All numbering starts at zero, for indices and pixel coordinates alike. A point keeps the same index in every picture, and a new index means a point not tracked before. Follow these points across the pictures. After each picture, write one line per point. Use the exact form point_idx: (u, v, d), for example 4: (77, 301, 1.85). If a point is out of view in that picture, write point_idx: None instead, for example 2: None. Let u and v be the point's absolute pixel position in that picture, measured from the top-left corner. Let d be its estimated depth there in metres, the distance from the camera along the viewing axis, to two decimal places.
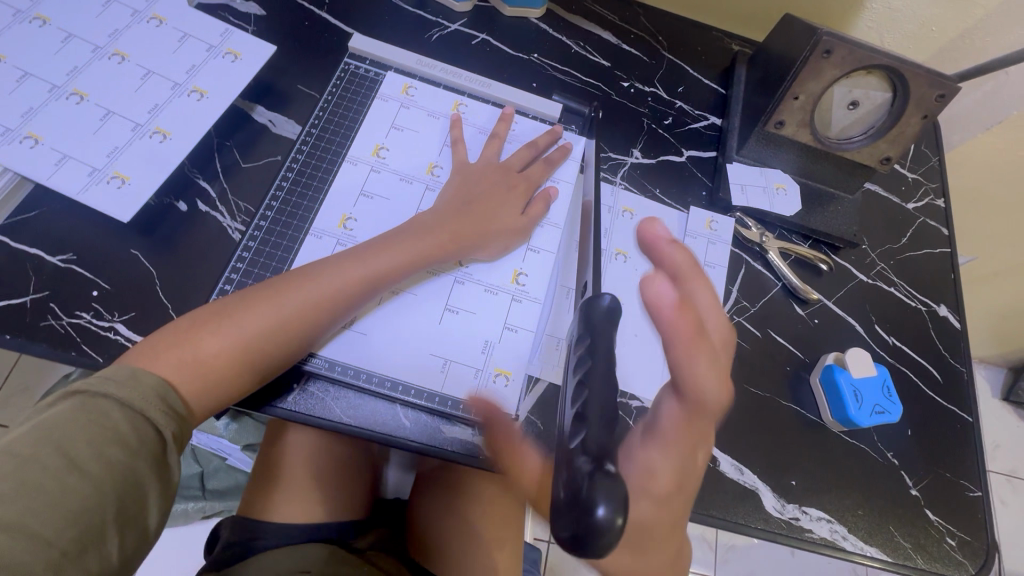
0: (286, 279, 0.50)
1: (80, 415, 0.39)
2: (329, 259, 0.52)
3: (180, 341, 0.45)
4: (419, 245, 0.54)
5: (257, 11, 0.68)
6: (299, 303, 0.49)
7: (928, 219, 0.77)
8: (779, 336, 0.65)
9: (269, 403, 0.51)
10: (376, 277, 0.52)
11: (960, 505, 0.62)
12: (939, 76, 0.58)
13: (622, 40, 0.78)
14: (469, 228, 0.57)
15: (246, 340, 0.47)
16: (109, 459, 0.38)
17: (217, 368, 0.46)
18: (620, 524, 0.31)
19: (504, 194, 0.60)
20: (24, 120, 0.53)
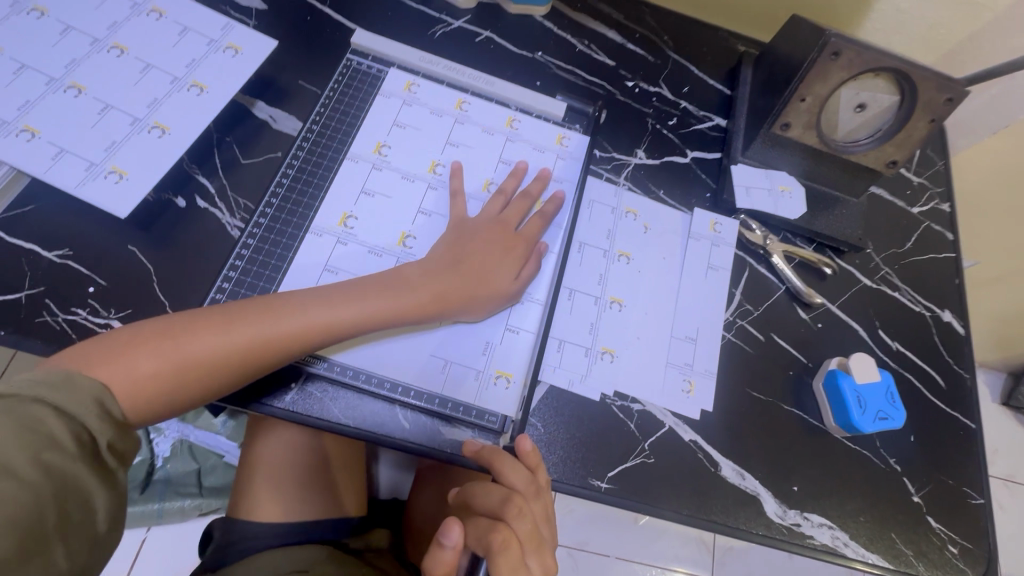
0: (259, 304, 0.48)
1: (10, 421, 0.37)
2: (307, 293, 0.50)
3: (131, 348, 0.44)
4: (399, 299, 0.51)
5: (259, 5, 0.67)
6: (261, 334, 0.47)
7: (933, 223, 0.76)
8: (783, 340, 0.65)
9: (263, 401, 0.51)
10: (346, 322, 0.49)
11: (962, 512, 0.61)
12: (948, 80, 0.58)
13: (627, 39, 0.78)
14: (457, 289, 0.53)
15: (199, 359, 0.45)
16: (44, 465, 0.37)
17: (162, 382, 0.44)
18: None
19: (499, 256, 0.56)
20: (20, 113, 0.52)
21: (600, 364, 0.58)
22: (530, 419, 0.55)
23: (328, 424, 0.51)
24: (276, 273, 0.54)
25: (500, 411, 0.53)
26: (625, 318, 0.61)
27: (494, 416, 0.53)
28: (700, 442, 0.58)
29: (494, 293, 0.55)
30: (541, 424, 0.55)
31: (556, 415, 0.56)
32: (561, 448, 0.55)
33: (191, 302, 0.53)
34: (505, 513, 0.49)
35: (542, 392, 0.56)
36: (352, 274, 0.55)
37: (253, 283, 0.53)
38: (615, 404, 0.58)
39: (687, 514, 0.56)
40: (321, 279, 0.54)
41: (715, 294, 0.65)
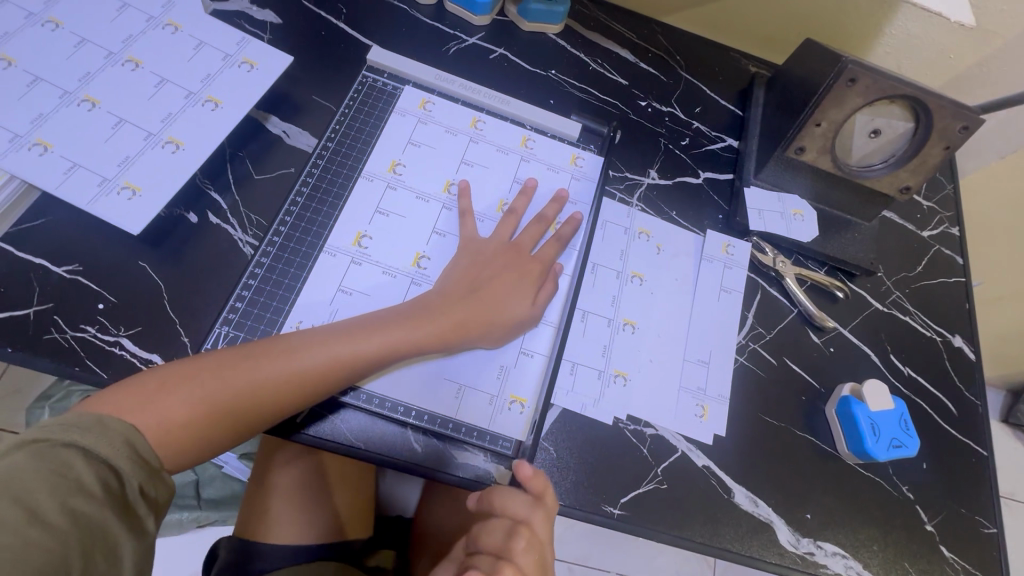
0: (276, 343, 0.48)
1: (41, 466, 0.37)
2: (324, 330, 0.49)
3: (153, 394, 0.44)
4: (414, 333, 0.50)
5: (273, 19, 0.67)
6: (279, 376, 0.46)
7: (943, 247, 0.76)
8: (795, 364, 0.65)
9: (291, 430, 0.50)
10: (364, 352, 0.49)
11: (975, 541, 0.61)
12: (963, 107, 0.58)
13: (639, 59, 0.78)
14: (471, 321, 0.53)
15: (223, 403, 0.45)
16: (74, 511, 0.37)
17: (187, 427, 0.44)
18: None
19: (515, 278, 0.56)
20: (33, 127, 0.51)
21: (614, 388, 0.58)
22: (543, 444, 0.55)
23: (349, 451, 0.51)
24: (290, 294, 0.53)
25: (513, 436, 0.52)
26: (638, 340, 0.61)
27: (508, 441, 0.52)
28: (713, 469, 0.58)
29: (507, 323, 0.54)
30: (554, 449, 0.55)
31: (570, 439, 0.55)
32: (573, 473, 0.54)
33: (202, 322, 0.52)
34: (511, 547, 0.48)
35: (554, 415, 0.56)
36: (366, 295, 0.54)
37: (266, 302, 0.53)
38: (627, 428, 0.57)
39: (700, 543, 0.55)
40: (334, 300, 0.54)
41: (729, 318, 0.64)
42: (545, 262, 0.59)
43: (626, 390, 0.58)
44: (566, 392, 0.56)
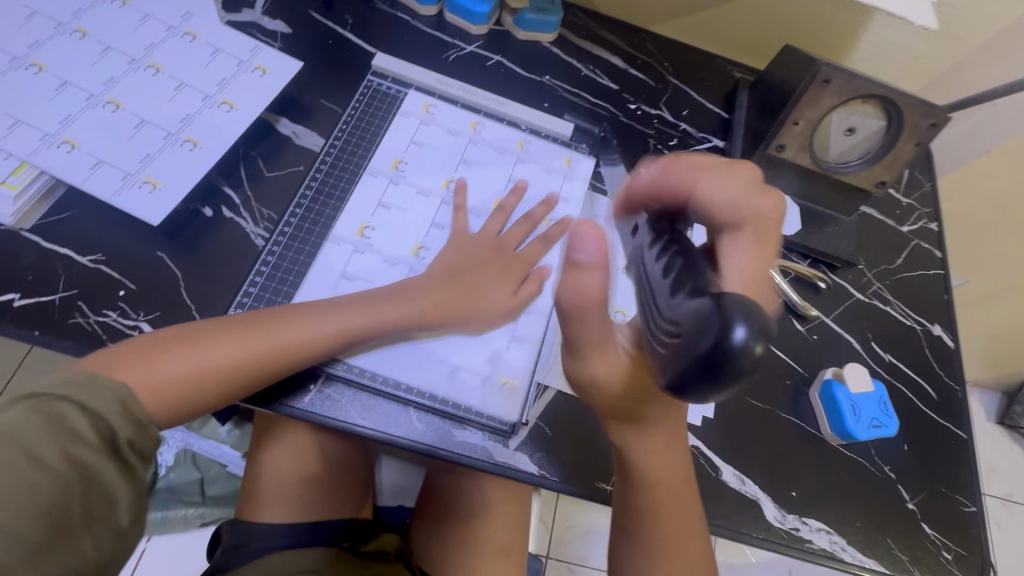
0: (266, 317, 0.51)
1: (37, 416, 0.38)
2: (310, 306, 0.53)
3: (146, 359, 0.46)
4: (396, 309, 0.54)
5: (284, 29, 0.71)
6: (269, 344, 0.50)
7: (922, 241, 0.79)
8: (780, 350, 0.68)
9: (281, 401, 0.53)
10: (348, 328, 0.52)
11: (955, 519, 0.63)
12: (931, 106, 0.61)
13: (629, 65, 0.82)
14: (455, 303, 0.57)
15: (214, 368, 0.48)
16: (73, 457, 0.38)
17: (179, 387, 0.47)
18: (758, 349, 0.26)
19: (499, 269, 0.60)
20: (61, 126, 0.55)
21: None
22: (538, 421, 0.57)
23: (348, 425, 0.53)
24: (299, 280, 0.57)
25: (510, 414, 0.55)
26: None
27: (503, 418, 0.55)
28: (701, 448, 0.60)
29: (497, 308, 0.59)
30: (549, 428, 0.57)
31: (564, 420, 0.58)
32: (567, 450, 0.57)
33: (216, 306, 0.56)
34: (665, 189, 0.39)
35: (550, 397, 0.58)
36: (372, 281, 0.58)
37: (276, 289, 0.56)
38: None
39: None
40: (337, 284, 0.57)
41: None
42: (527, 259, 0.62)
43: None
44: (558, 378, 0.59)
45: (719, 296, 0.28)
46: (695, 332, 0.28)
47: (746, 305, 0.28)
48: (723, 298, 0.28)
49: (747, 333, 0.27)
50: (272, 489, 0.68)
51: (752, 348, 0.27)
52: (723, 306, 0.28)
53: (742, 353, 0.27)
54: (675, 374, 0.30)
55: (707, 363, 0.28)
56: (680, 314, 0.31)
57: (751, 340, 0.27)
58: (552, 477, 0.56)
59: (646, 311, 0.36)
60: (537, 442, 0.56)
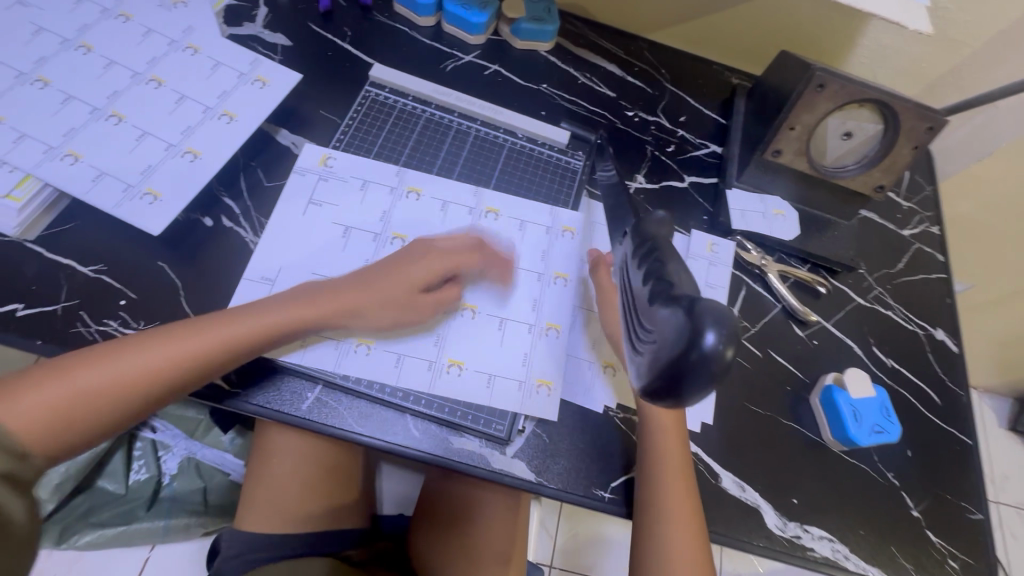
0: (126, 340, 0.49)
1: None
2: (174, 324, 0.50)
3: (10, 391, 0.44)
4: (294, 314, 0.52)
5: (284, 42, 0.73)
6: (133, 367, 0.47)
7: (923, 245, 0.79)
8: (780, 356, 0.67)
9: (240, 398, 0.53)
10: (260, 334, 0.51)
11: (961, 527, 0.62)
12: (928, 109, 0.61)
13: (626, 72, 0.83)
14: (371, 301, 0.55)
15: (82, 397, 0.46)
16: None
17: (54, 417, 0.45)
18: (726, 354, 0.34)
19: (425, 262, 0.58)
20: (65, 139, 0.56)
21: (545, 340, 0.60)
22: (535, 429, 0.57)
23: (341, 432, 0.53)
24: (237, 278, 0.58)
25: (508, 421, 0.56)
26: None
27: (500, 424, 0.56)
28: (700, 455, 0.60)
29: (431, 298, 0.57)
30: (548, 435, 0.57)
31: (563, 428, 0.57)
32: (567, 456, 0.56)
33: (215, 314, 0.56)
34: None
35: None
36: None
37: None
38: (617, 416, 0.59)
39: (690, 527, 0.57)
40: (276, 277, 0.58)
41: None
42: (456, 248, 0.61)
43: (551, 397, 0.57)
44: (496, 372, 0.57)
45: (692, 306, 0.35)
46: (673, 343, 0.36)
47: (716, 312, 0.34)
48: (695, 307, 0.35)
49: (716, 338, 0.34)
50: (261, 496, 0.67)
51: (722, 351, 0.34)
52: (695, 316, 0.35)
53: (713, 355, 0.34)
54: (654, 372, 0.38)
55: (683, 369, 0.35)
56: (659, 319, 0.38)
57: (721, 345, 0.34)
58: (550, 484, 0.55)
59: (626, 314, 0.44)
60: (535, 449, 0.56)
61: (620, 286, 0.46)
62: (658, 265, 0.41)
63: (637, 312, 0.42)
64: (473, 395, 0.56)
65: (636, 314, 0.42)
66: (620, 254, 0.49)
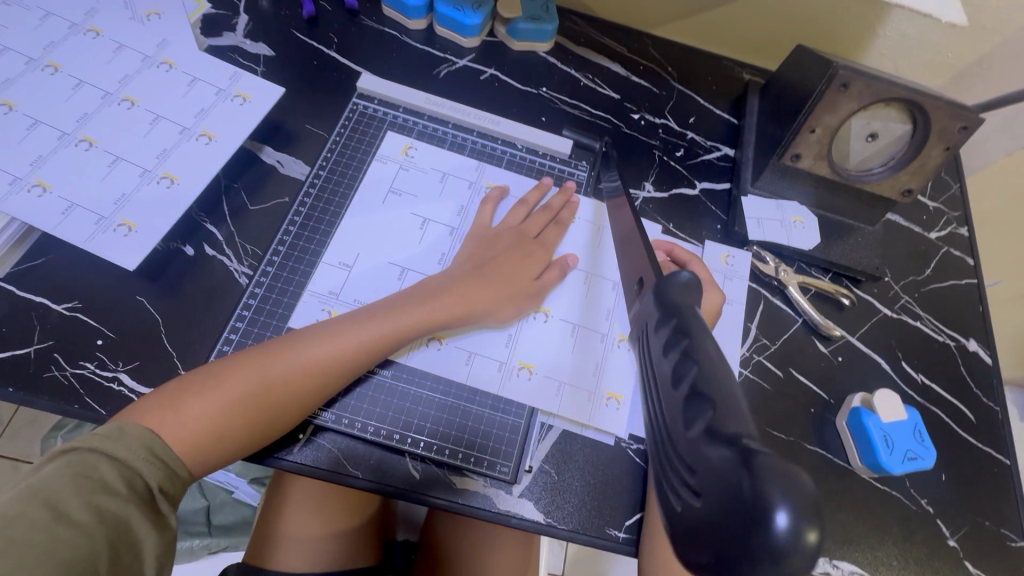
0: (272, 347, 0.48)
1: (72, 472, 0.39)
2: (315, 327, 0.50)
3: (171, 404, 0.44)
4: (420, 314, 0.51)
5: (266, 52, 0.68)
6: (285, 373, 0.47)
7: (952, 248, 0.74)
8: (802, 375, 0.63)
9: (276, 455, 0.50)
10: (394, 335, 0.50)
11: (1001, 555, 0.58)
12: (962, 107, 0.56)
13: (631, 72, 0.78)
14: (481, 295, 0.54)
15: (232, 407, 0.45)
16: (100, 507, 0.38)
17: (207, 431, 0.44)
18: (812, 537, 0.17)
19: (521, 261, 0.58)
20: (32, 168, 0.52)
21: (617, 352, 0.57)
22: (541, 466, 0.53)
23: (338, 474, 0.50)
24: (315, 258, 0.57)
25: (513, 462, 0.52)
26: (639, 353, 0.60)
27: (504, 466, 0.52)
28: None
29: (530, 291, 0.57)
30: (555, 472, 0.53)
31: (572, 464, 0.53)
32: (575, 493, 0.52)
33: (197, 352, 0.52)
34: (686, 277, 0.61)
35: (553, 439, 0.54)
36: None
37: (262, 330, 0.53)
38: (631, 448, 0.54)
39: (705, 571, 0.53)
40: (354, 263, 0.57)
41: (731, 331, 0.63)
42: (548, 246, 0.60)
43: (620, 413, 0.55)
44: (569, 379, 0.55)
45: (749, 454, 0.18)
46: (720, 515, 0.18)
47: (782, 470, 0.18)
48: (755, 457, 0.18)
49: (795, 519, 0.17)
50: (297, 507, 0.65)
51: (803, 539, 0.17)
52: (757, 474, 0.18)
53: (792, 549, 0.17)
54: (693, 548, 0.19)
55: (744, 555, 0.18)
56: (698, 455, 0.20)
57: (801, 528, 0.17)
58: (559, 525, 0.51)
59: (658, 447, 0.23)
60: (541, 488, 0.52)
61: (639, 370, 0.27)
62: (685, 345, 0.24)
63: (668, 429, 0.22)
64: (542, 401, 0.54)
65: (673, 447, 0.22)
66: (635, 317, 0.31)
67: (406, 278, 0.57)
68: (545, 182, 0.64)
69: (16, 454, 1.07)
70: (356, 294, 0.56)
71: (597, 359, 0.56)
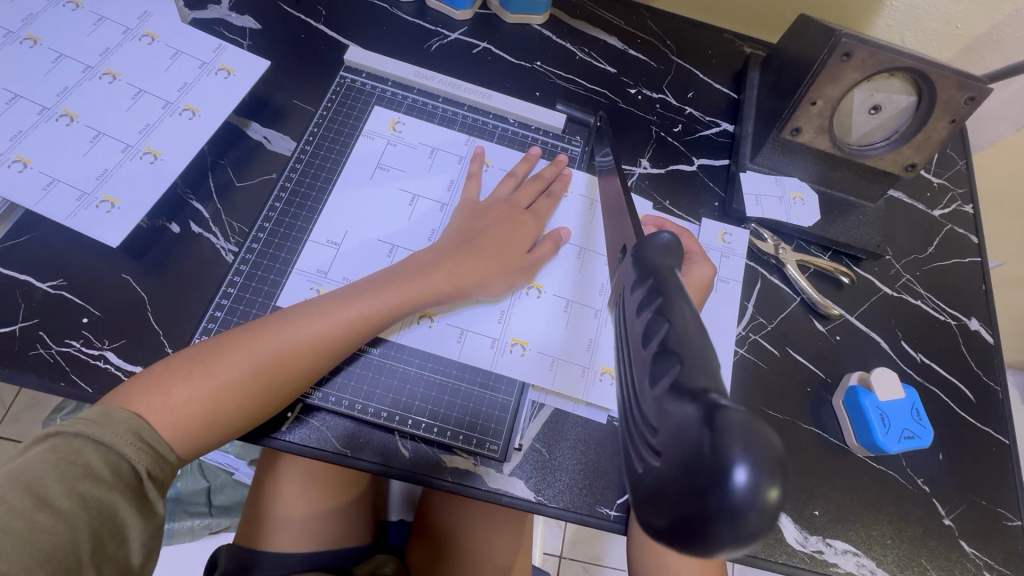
0: (259, 326, 0.47)
1: (55, 459, 0.37)
2: (304, 306, 0.49)
3: (159, 387, 0.43)
4: (410, 291, 0.50)
5: (253, 25, 0.66)
6: (275, 354, 0.46)
7: (956, 226, 0.72)
8: (799, 354, 0.62)
9: (270, 435, 0.49)
10: (383, 311, 0.49)
11: (998, 535, 0.57)
12: (970, 77, 0.55)
13: (628, 45, 0.75)
14: (470, 270, 0.53)
15: (223, 390, 0.44)
16: (81, 494, 0.37)
17: (197, 413, 0.44)
18: (769, 488, 0.17)
19: (511, 234, 0.57)
20: (12, 143, 0.51)
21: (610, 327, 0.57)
22: (533, 445, 0.52)
23: (327, 454, 0.50)
24: (303, 235, 0.56)
25: (503, 440, 0.51)
26: None
27: (494, 444, 0.51)
28: None
29: (522, 265, 0.56)
30: (547, 450, 0.52)
31: (564, 442, 0.53)
32: (567, 473, 0.52)
33: (183, 330, 0.52)
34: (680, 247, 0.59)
35: (545, 417, 0.53)
36: None
37: (248, 308, 0.53)
38: None
39: None
40: (342, 241, 0.56)
41: (727, 309, 0.62)
42: (540, 218, 0.59)
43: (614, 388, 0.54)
44: (562, 355, 0.54)
45: (713, 409, 0.18)
46: (680, 469, 0.18)
47: (748, 424, 0.17)
48: (719, 413, 0.17)
49: (756, 474, 0.17)
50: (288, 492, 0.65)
51: (763, 493, 0.17)
52: (719, 429, 0.17)
53: (747, 498, 0.17)
54: (653, 512, 0.19)
55: (703, 512, 0.17)
56: (662, 411, 0.19)
57: (761, 481, 0.17)
58: (550, 503, 0.51)
59: (624, 406, 0.22)
60: (534, 467, 0.51)
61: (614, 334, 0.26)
62: (658, 303, 0.23)
63: (635, 389, 0.22)
64: (533, 378, 0.53)
65: (640, 408, 0.21)
66: (615, 282, 0.29)
67: (396, 255, 0.56)
68: (533, 153, 0.63)
69: (16, 436, 1.07)
70: (343, 271, 0.55)
71: (590, 334, 0.56)
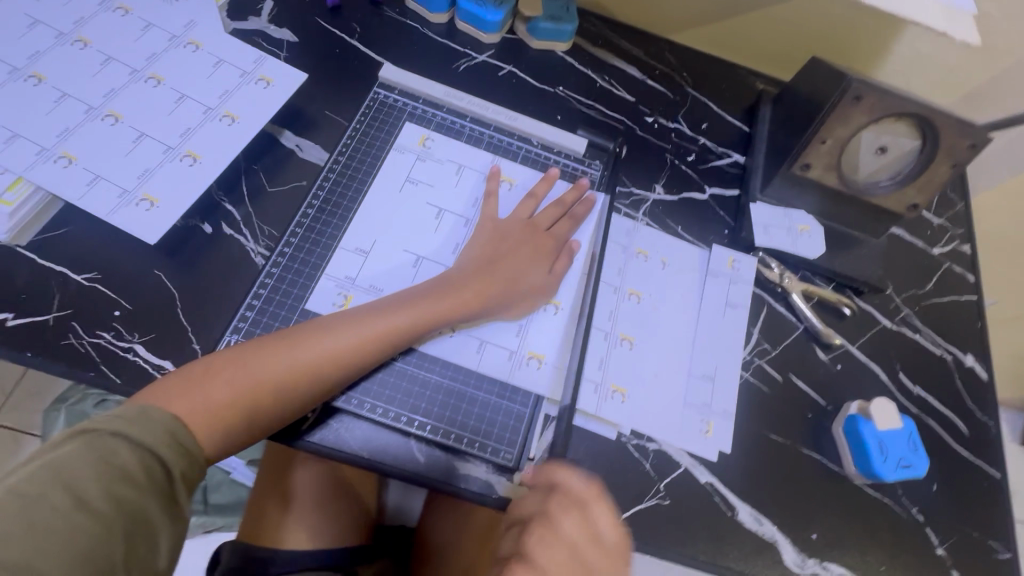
0: (292, 331, 0.49)
1: (94, 458, 0.39)
2: (337, 315, 0.51)
3: (195, 387, 0.45)
4: (437, 305, 0.53)
5: (290, 38, 0.69)
6: (309, 362, 0.48)
7: (954, 264, 0.75)
8: (801, 380, 0.64)
9: (293, 435, 0.51)
10: (412, 324, 0.51)
11: (989, 566, 0.59)
12: (971, 125, 0.57)
13: (646, 76, 0.79)
14: (494, 287, 0.56)
15: (262, 394, 0.46)
16: (117, 497, 0.38)
17: (230, 413, 0.45)
18: None
19: (531, 252, 0.59)
20: (59, 140, 0.53)
21: (619, 350, 0.60)
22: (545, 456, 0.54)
23: (347, 457, 0.51)
24: (333, 242, 0.58)
25: (517, 451, 0.53)
26: (645, 352, 0.60)
27: (508, 453, 0.53)
28: (717, 485, 0.57)
29: (541, 284, 0.58)
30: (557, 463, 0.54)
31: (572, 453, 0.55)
32: None
33: (213, 327, 0.54)
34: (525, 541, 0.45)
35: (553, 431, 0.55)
36: None
37: (276, 310, 0.54)
38: (630, 443, 0.57)
39: (702, 561, 0.54)
40: (370, 250, 0.58)
41: (733, 335, 0.64)
42: (558, 238, 0.62)
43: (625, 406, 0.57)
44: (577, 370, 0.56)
45: None
46: None
47: None
48: None
49: None
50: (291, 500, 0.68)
51: None
52: None
53: None
54: None
55: None
56: None
57: None
58: None
59: None
60: None
61: None
62: None
63: None
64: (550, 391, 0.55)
65: None
66: None
67: (421, 266, 0.58)
68: (552, 172, 0.65)
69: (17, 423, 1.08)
70: (371, 280, 0.57)
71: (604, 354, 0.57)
